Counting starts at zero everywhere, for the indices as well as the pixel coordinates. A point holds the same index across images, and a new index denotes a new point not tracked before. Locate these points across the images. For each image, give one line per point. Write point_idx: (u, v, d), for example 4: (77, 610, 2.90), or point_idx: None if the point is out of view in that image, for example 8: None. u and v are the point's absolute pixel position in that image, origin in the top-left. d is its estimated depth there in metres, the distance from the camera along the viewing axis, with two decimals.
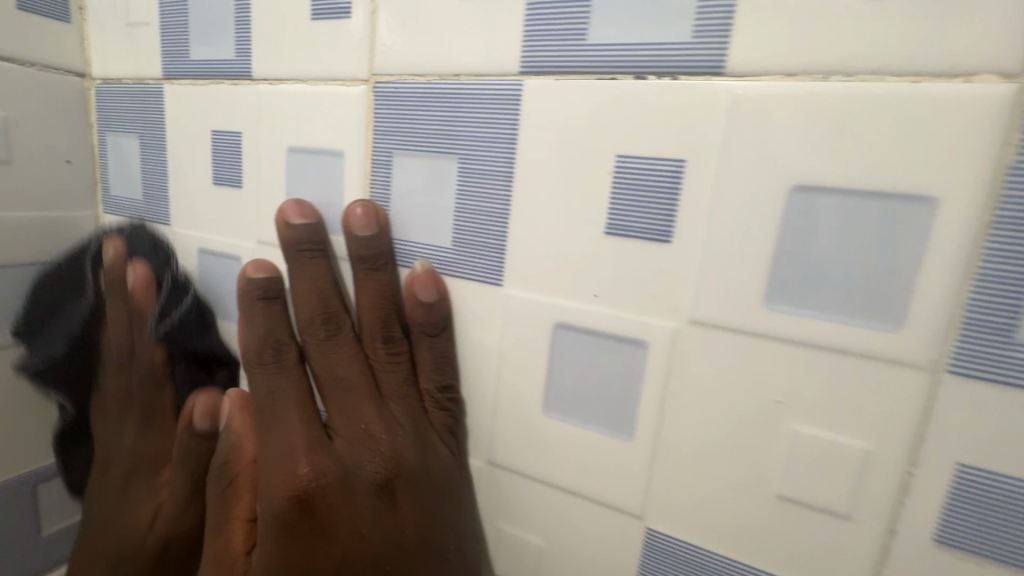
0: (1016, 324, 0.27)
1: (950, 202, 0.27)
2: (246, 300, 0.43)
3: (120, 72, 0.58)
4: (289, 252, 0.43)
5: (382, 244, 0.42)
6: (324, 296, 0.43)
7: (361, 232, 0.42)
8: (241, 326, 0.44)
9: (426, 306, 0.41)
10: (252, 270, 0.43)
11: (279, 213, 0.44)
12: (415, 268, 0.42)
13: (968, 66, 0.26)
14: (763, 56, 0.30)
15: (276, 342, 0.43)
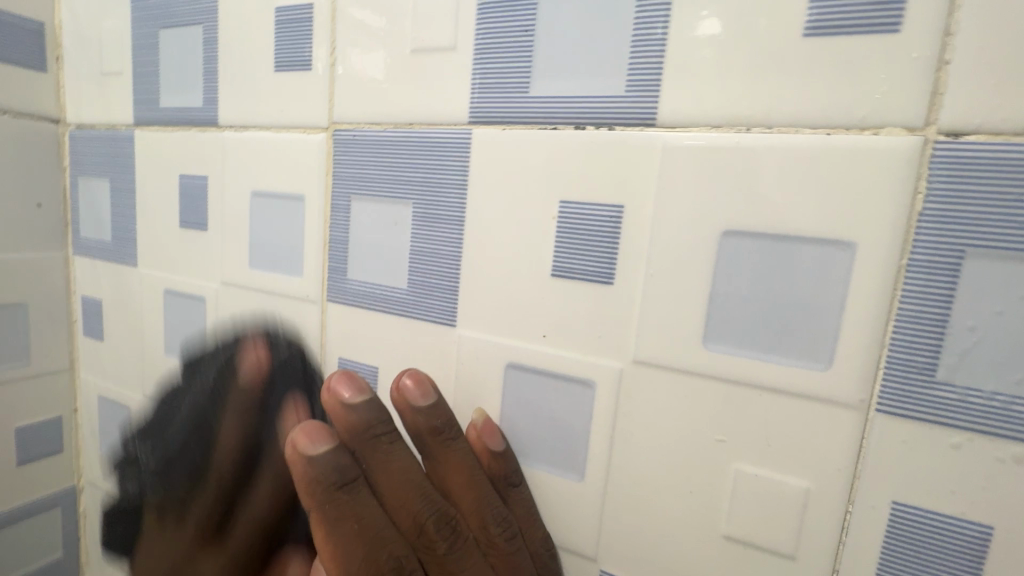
0: (936, 362, 0.28)
1: (867, 247, 0.28)
2: (326, 507, 0.35)
3: (93, 119, 0.59)
4: (363, 440, 0.37)
5: (446, 409, 0.39)
6: (425, 491, 0.37)
7: (421, 402, 0.39)
8: (330, 546, 0.36)
9: (500, 459, 0.39)
10: (310, 445, 0.35)
11: (325, 390, 0.38)
12: (475, 419, 0.40)
13: (874, 118, 0.28)
14: (688, 110, 0.32)
15: (393, 560, 0.36)
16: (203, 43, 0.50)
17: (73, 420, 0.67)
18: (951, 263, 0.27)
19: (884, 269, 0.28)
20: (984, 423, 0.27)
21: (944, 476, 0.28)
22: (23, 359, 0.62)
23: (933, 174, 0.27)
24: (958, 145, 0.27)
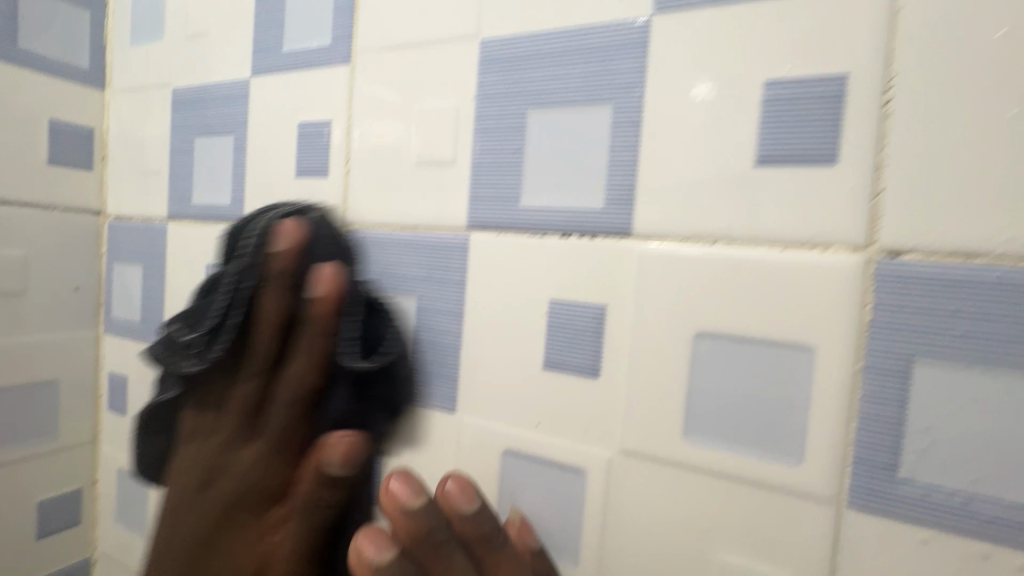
0: (898, 460, 0.30)
1: (825, 351, 0.31)
2: None
3: (130, 211, 0.65)
4: (423, 546, 0.37)
5: (491, 512, 0.39)
6: None
7: (467, 506, 0.38)
8: None
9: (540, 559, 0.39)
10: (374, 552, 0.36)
11: (385, 492, 0.38)
12: (513, 519, 0.40)
13: (823, 236, 0.31)
14: (660, 223, 0.36)
15: None
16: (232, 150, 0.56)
17: (92, 492, 0.70)
18: (901, 368, 0.30)
19: (841, 372, 0.31)
20: (946, 520, 0.29)
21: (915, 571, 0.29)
22: (50, 434, 0.65)
23: (878, 287, 0.30)
24: (898, 263, 0.30)
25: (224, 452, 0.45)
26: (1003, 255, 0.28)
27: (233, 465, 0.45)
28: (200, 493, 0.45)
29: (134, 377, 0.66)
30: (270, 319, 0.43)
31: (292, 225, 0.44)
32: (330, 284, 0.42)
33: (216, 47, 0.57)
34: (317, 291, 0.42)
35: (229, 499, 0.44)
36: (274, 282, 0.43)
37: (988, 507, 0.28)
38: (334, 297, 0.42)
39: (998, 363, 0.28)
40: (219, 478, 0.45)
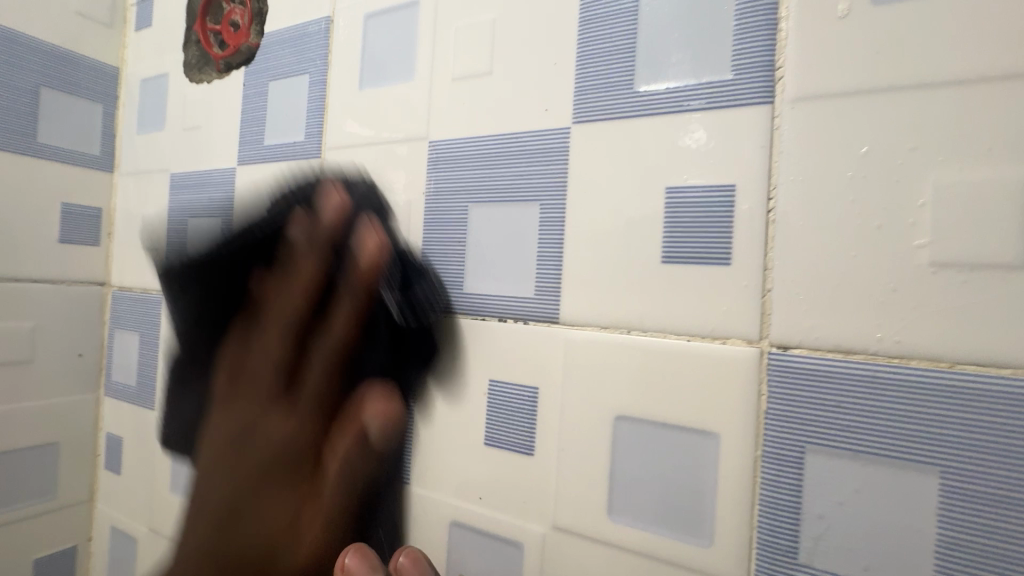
0: (797, 545, 0.31)
1: (728, 437, 0.33)
2: None
3: (132, 283, 0.71)
4: None
5: None
6: None
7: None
8: None
9: None
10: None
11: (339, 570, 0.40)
12: None
13: (723, 329, 0.34)
14: (582, 312, 0.39)
15: None
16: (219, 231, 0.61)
17: (86, 548, 0.73)
18: (795, 456, 0.32)
19: (743, 458, 0.33)
20: None
21: None
22: (50, 493, 0.69)
23: (771, 379, 0.32)
24: (788, 356, 0.32)
25: (269, 413, 0.46)
26: (877, 352, 0.30)
27: (267, 431, 0.46)
28: (249, 486, 0.46)
29: (129, 438, 0.70)
30: (349, 308, 0.43)
31: (377, 240, 0.42)
32: (339, 211, 0.44)
33: (208, 138, 0.64)
34: (362, 262, 0.42)
35: (286, 440, 0.45)
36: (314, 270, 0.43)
37: None
38: (381, 263, 0.42)
39: (878, 453, 0.30)
40: (258, 435, 0.46)
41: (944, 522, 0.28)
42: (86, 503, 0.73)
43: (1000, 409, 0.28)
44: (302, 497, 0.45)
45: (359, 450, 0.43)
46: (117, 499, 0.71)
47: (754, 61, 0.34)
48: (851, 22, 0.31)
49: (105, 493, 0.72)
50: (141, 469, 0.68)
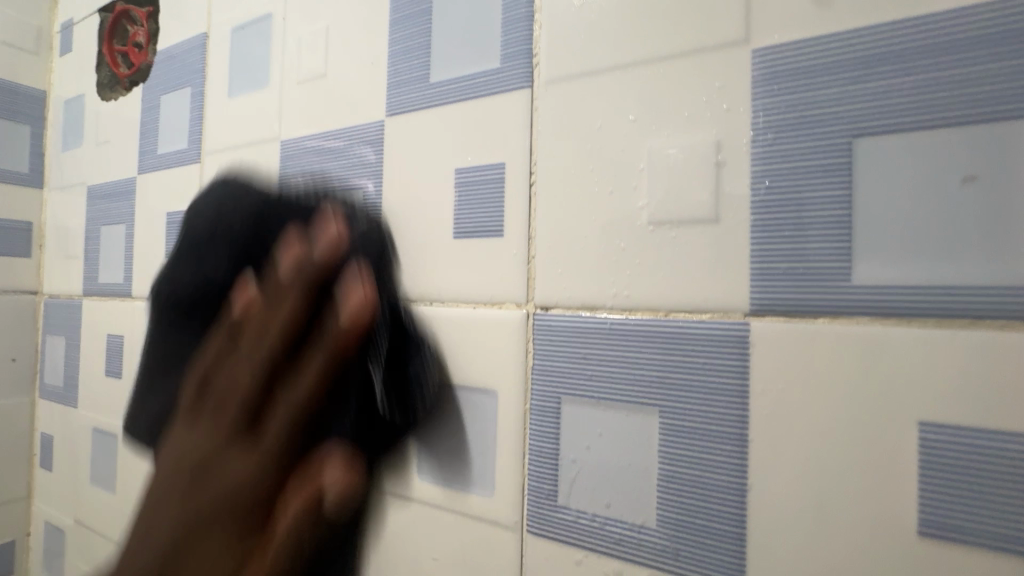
0: (557, 488, 0.34)
1: (504, 393, 0.36)
2: None
3: (58, 290, 0.75)
4: None
5: None
6: None
7: None
8: None
9: None
10: None
11: None
12: None
13: (500, 295, 0.37)
14: (395, 288, 0.42)
15: None
16: (125, 236, 0.66)
17: (24, 543, 0.77)
18: (554, 407, 0.34)
19: (515, 412, 0.36)
20: (593, 542, 0.33)
21: None
22: None
23: (536, 338, 0.35)
24: (548, 316, 0.35)
25: (185, 424, 0.37)
26: (613, 307, 0.33)
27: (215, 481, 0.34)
28: (190, 426, 0.37)
29: (57, 436, 0.74)
30: (329, 346, 0.34)
31: (354, 289, 0.34)
32: (335, 244, 0.36)
33: (117, 151, 0.68)
34: (343, 319, 0.33)
35: (219, 397, 0.36)
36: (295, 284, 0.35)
37: (618, 528, 0.32)
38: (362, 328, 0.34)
39: (615, 399, 0.32)
40: (215, 377, 0.37)
41: (665, 458, 0.31)
42: (23, 499, 0.77)
43: (703, 351, 0.30)
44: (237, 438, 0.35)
45: (313, 518, 0.31)
46: (49, 495, 0.75)
47: (517, 49, 0.37)
48: (589, 9, 0.34)
49: (39, 490, 0.76)
50: (66, 464, 0.72)
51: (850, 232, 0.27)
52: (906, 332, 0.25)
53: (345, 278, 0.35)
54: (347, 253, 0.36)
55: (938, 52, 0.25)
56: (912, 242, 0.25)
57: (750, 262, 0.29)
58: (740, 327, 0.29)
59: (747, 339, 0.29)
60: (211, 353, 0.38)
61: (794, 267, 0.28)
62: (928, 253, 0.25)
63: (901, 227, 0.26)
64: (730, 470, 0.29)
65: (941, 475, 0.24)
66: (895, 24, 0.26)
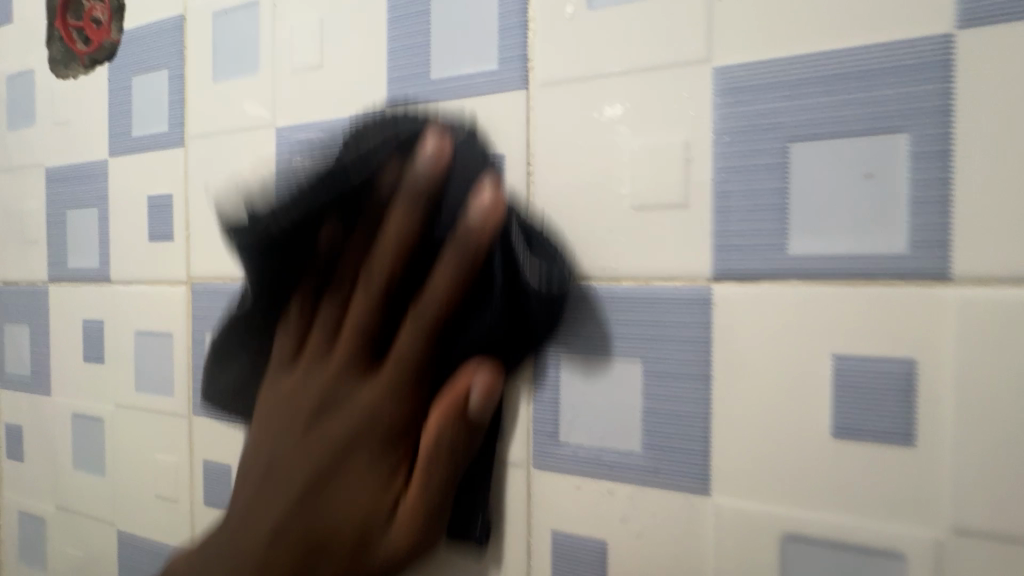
0: (557, 429, 0.41)
1: None
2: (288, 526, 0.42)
3: (15, 277, 0.73)
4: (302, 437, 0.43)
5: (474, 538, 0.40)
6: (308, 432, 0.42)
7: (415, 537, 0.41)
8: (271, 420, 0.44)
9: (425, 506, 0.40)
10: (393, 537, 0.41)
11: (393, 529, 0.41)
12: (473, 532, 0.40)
13: None
14: None
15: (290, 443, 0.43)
16: (98, 220, 0.65)
17: None
18: (554, 363, 0.41)
19: (519, 369, 0.42)
20: (589, 470, 0.40)
21: (574, 507, 0.41)
22: None
23: None
24: None
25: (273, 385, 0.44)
26: (603, 278, 0.40)
27: (334, 405, 0.42)
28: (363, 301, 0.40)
29: (27, 425, 0.72)
30: (448, 405, 0.39)
31: (434, 138, 0.38)
32: (494, 211, 0.37)
33: (80, 132, 0.66)
34: (472, 217, 0.37)
35: (391, 266, 0.39)
36: (405, 202, 0.38)
37: (609, 456, 0.39)
38: (494, 395, 0.39)
39: (606, 353, 0.40)
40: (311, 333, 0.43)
41: (646, 397, 0.38)
42: None
43: (675, 312, 0.38)
44: (397, 394, 0.41)
45: (461, 424, 0.39)
46: (21, 485, 0.73)
47: (513, 54, 0.42)
48: (577, 23, 0.40)
49: (9, 481, 0.75)
50: (41, 453, 0.71)
51: (788, 215, 0.35)
52: (825, 291, 0.34)
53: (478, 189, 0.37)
54: (450, 168, 0.38)
55: (862, 78, 0.33)
56: (832, 224, 0.34)
57: (713, 239, 0.37)
58: (705, 292, 0.37)
59: (710, 301, 0.37)
60: (288, 348, 0.43)
61: (748, 243, 0.36)
62: (841, 231, 0.34)
63: (824, 211, 0.34)
64: (697, 403, 0.37)
65: (846, 393, 0.34)
66: (835, 52, 0.33)
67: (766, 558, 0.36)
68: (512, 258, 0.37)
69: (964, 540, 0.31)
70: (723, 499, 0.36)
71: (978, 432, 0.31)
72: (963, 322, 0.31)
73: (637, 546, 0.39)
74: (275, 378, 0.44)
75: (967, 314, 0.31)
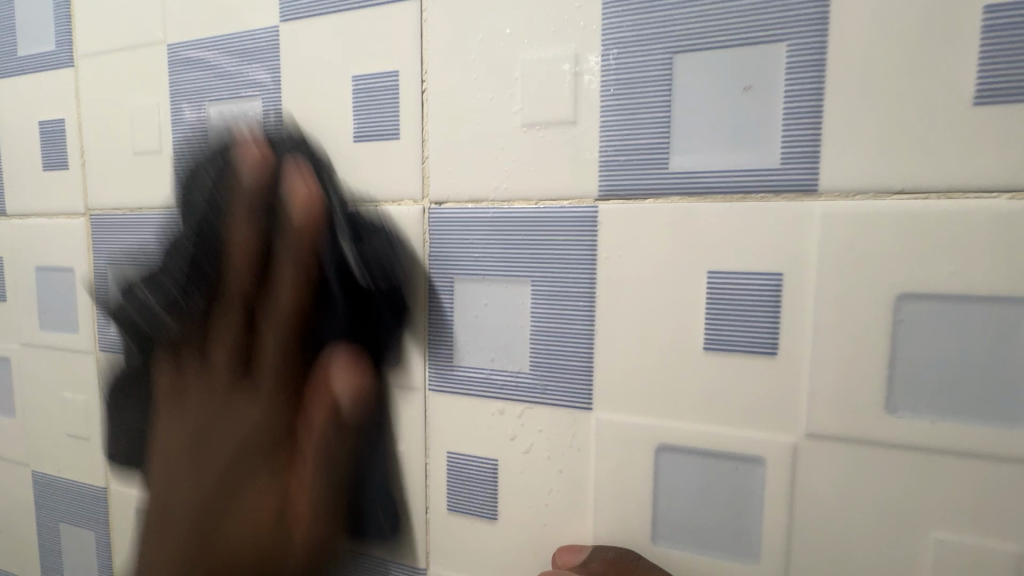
0: (451, 352, 0.41)
1: (405, 279, 0.42)
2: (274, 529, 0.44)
3: None
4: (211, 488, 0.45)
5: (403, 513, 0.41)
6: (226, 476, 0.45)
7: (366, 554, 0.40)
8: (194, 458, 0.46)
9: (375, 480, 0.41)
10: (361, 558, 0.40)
11: None
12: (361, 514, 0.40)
13: (398, 194, 0.42)
14: None
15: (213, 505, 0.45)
16: None
17: None
18: (449, 287, 0.41)
19: (415, 293, 0.42)
20: (482, 391, 0.40)
21: (468, 429, 0.41)
22: None
23: (431, 230, 0.41)
24: (441, 210, 0.40)
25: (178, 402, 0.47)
26: (495, 199, 0.39)
27: (227, 426, 0.45)
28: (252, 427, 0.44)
29: None
30: (325, 403, 0.41)
31: (306, 188, 0.40)
32: (310, 202, 0.39)
33: None
34: (295, 215, 0.39)
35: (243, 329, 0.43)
36: (240, 212, 0.40)
37: (499, 376, 0.40)
38: (358, 381, 0.41)
39: (497, 274, 0.39)
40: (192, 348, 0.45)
41: (535, 318, 0.38)
42: None
43: (563, 232, 0.37)
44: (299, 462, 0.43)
45: (339, 426, 0.41)
46: None
47: None
48: None
49: None
50: None
51: (669, 131, 0.34)
52: (703, 207, 0.34)
53: (336, 358, 0.41)
54: (271, 159, 0.41)
55: None
56: (709, 140, 0.34)
57: (599, 157, 0.36)
58: (591, 211, 0.37)
59: (596, 219, 0.37)
60: (192, 361, 0.46)
61: (631, 160, 0.35)
62: (718, 146, 0.33)
63: (703, 126, 0.34)
64: (583, 321, 0.37)
65: (717, 308, 0.34)
66: None
67: (643, 468, 0.37)
68: (364, 250, 0.40)
69: (816, 444, 0.33)
70: (605, 413, 0.37)
71: (834, 341, 0.32)
72: (826, 239, 0.32)
73: (525, 462, 0.40)
74: (165, 420, 0.48)
75: (831, 225, 0.32)
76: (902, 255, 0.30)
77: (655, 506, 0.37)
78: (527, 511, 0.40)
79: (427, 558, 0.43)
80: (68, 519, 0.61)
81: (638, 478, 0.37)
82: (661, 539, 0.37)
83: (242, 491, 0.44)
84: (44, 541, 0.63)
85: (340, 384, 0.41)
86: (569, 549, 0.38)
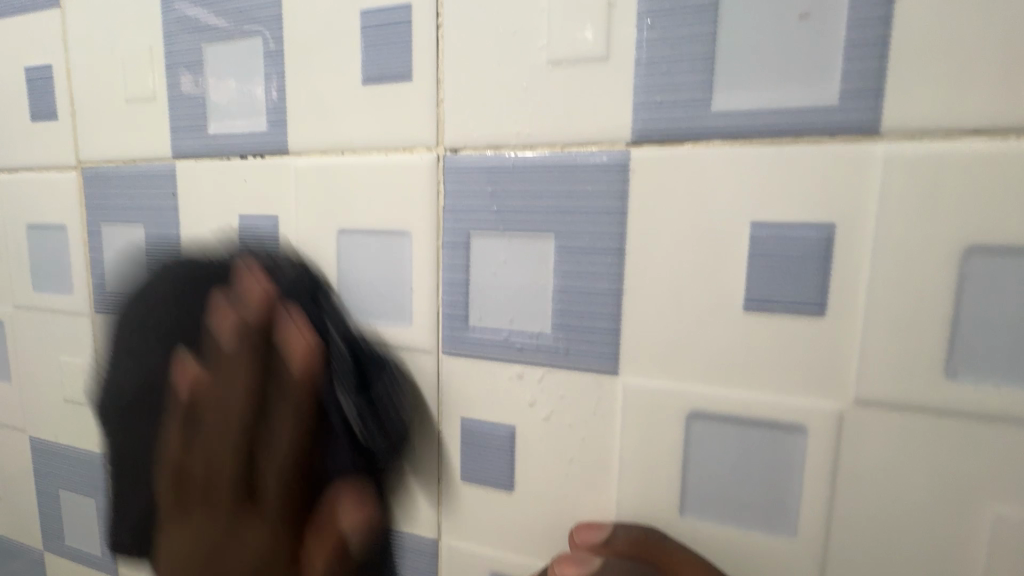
0: (467, 312, 0.38)
1: (418, 234, 0.39)
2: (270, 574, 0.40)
3: None
4: None
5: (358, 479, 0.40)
6: None
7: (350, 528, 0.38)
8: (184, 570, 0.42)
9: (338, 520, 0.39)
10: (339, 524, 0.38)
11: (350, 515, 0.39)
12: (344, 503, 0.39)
13: (411, 141, 0.38)
14: (307, 140, 0.42)
15: None
16: None
17: None
18: (464, 242, 0.38)
19: (428, 250, 0.39)
20: (499, 353, 0.38)
21: (484, 394, 0.39)
22: None
23: (446, 180, 0.38)
24: (456, 158, 0.37)
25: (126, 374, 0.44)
26: (517, 145, 0.36)
27: (230, 552, 0.40)
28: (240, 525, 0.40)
29: None
30: (331, 544, 0.38)
31: (303, 335, 0.38)
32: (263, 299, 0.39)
33: None
34: (295, 368, 0.38)
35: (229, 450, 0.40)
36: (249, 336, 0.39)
37: (519, 338, 0.37)
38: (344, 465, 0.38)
39: (518, 228, 0.36)
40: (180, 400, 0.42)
41: (559, 275, 0.36)
42: None
43: (592, 180, 0.34)
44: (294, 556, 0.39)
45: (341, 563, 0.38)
46: None
47: None
48: None
49: None
50: None
51: (713, 66, 0.31)
52: (749, 150, 0.31)
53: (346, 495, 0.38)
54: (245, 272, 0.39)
55: None
56: (758, 75, 0.30)
57: (633, 97, 0.33)
58: (623, 157, 0.33)
59: (628, 165, 0.33)
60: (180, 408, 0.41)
61: (669, 100, 0.32)
62: (767, 82, 0.30)
63: (752, 61, 0.30)
64: (610, 278, 0.35)
65: (761, 263, 0.31)
66: None
67: (671, 437, 0.35)
68: (350, 394, 0.38)
69: (865, 410, 0.30)
70: (632, 377, 0.35)
71: (891, 299, 0.29)
72: (887, 185, 0.29)
73: (545, 429, 0.37)
74: (169, 536, 0.43)
75: (893, 170, 0.28)
76: (974, 202, 0.27)
77: (683, 476, 0.35)
78: (545, 481, 0.38)
79: (438, 528, 0.42)
80: (68, 485, 0.59)
81: (665, 447, 0.35)
82: (688, 512, 0.35)
83: (227, 552, 0.40)
84: (44, 507, 0.62)
85: (349, 520, 0.38)
86: (587, 524, 0.36)
